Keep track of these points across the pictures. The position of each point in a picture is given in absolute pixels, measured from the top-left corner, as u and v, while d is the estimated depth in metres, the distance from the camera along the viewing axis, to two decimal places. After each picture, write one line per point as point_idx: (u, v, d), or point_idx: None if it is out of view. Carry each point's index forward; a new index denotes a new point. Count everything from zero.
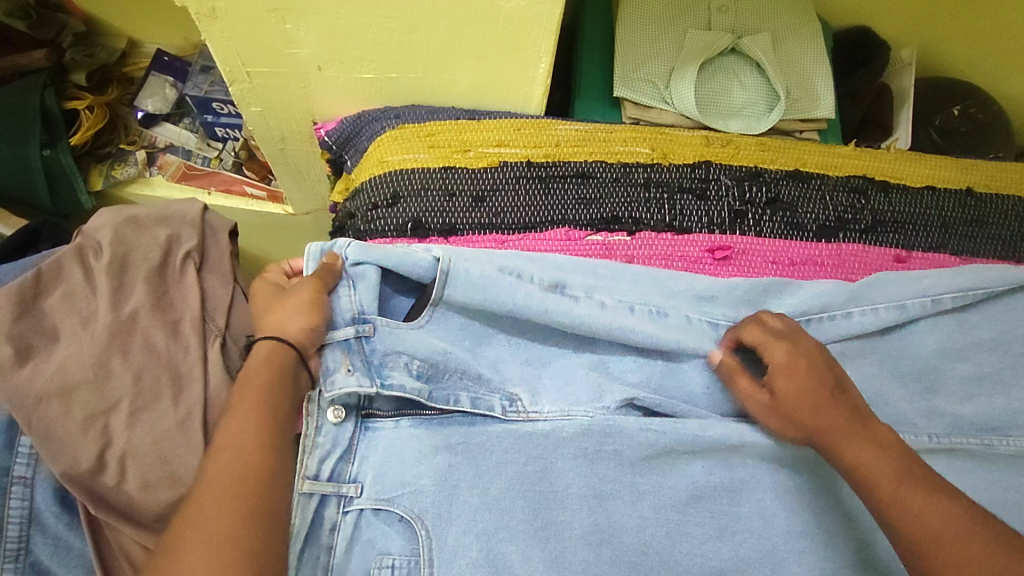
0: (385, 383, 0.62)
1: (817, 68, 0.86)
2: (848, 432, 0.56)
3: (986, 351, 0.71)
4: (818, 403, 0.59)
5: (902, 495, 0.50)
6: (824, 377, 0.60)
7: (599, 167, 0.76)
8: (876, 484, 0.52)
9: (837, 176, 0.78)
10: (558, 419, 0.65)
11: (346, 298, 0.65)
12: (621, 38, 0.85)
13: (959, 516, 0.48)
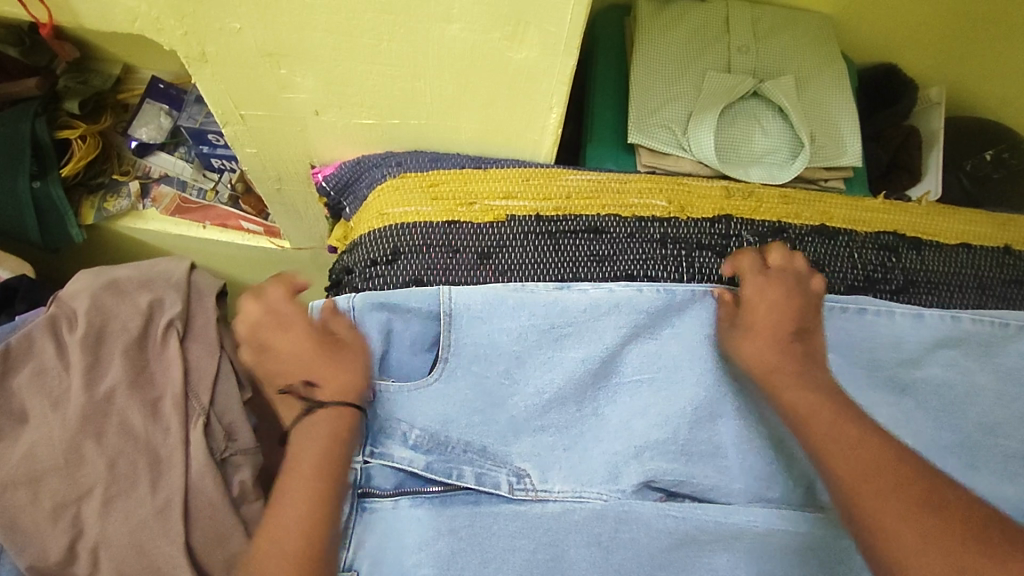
0: (377, 452, 0.60)
1: (842, 113, 0.82)
2: (794, 377, 0.60)
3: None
4: (779, 342, 0.62)
5: (841, 436, 0.56)
6: (789, 317, 0.63)
7: (612, 221, 0.71)
8: (817, 422, 0.57)
9: (866, 231, 0.74)
10: (569, 500, 0.61)
11: (345, 359, 0.61)
12: (637, 80, 0.81)
13: (886, 452, 0.54)
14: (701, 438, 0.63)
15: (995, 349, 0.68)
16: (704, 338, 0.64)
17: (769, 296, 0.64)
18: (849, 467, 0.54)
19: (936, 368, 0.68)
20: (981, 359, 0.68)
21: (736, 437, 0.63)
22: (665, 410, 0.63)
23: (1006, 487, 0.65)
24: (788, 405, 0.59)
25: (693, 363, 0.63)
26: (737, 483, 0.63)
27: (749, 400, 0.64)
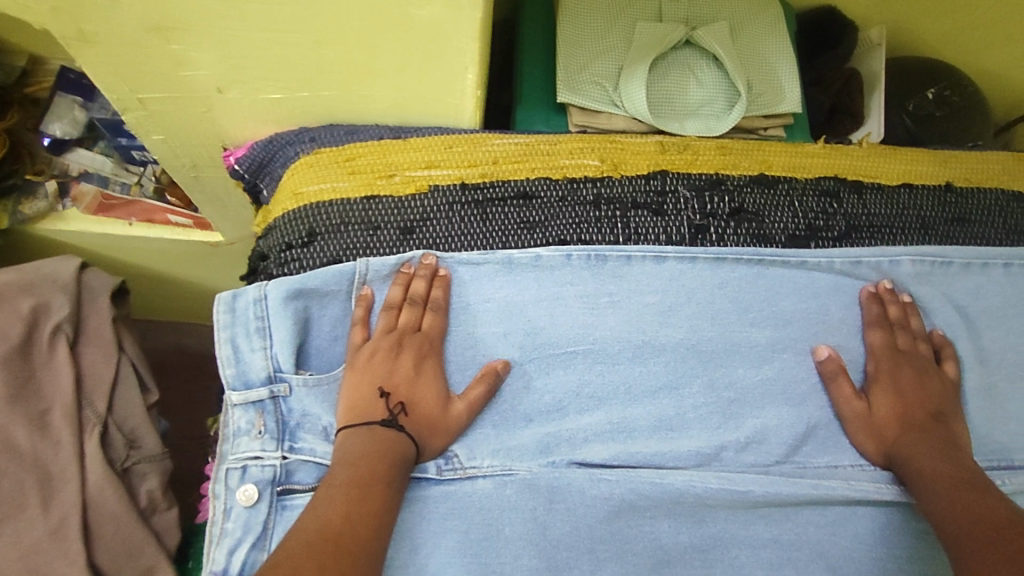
0: (295, 447, 0.55)
1: (780, 57, 0.79)
2: (921, 447, 0.57)
3: (979, 363, 0.64)
4: (893, 419, 0.60)
5: (959, 497, 0.52)
6: (923, 403, 0.60)
7: (542, 184, 0.68)
8: (943, 491, 0.54)
9: (805, 178, 0.71)
10: (499, 474, 0.56)
11: (259, 352, 0.56)
12: (564, 35, 0.76)
13: (974, 510, 0.51)
14: (641, 408, 0.59)
15: (940, 287, 0.66)
16: (640, 301, 0.64)
17: (898, 377, 0.61)
18: (957, 515, 0.51)
19: (898, 309, 0.64)
20: (930, 302, 0.66)
21: (681, 402, 0.60)
22: (600, 387, 0.60)
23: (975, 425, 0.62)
24: (914, 473, 0.56)
25: (623, 329, 0.62)
26: (684, 445, 0.58)
27: (695, 360, 0.61)
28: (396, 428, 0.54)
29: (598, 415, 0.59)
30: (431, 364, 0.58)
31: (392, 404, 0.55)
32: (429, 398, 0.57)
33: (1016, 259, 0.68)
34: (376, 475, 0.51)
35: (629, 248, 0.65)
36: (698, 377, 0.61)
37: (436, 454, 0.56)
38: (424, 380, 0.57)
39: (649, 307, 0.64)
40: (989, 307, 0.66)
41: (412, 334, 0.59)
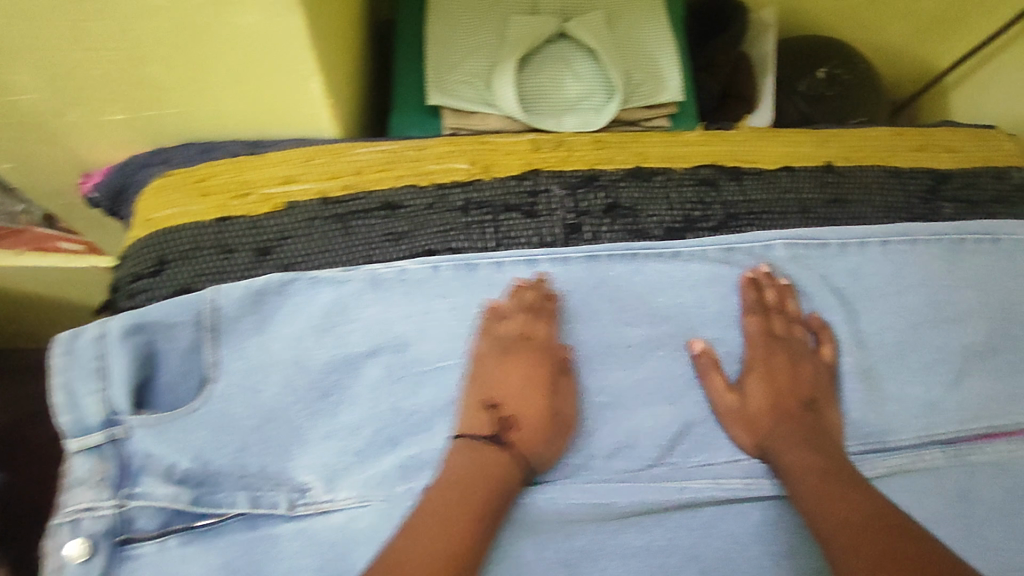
0: (135, 492, 0.52)
1: (660, 42, 0.76)
2: (796, 440, 0.57)
3: (855, 346, 0.63)
4: (766, 409, 0.59)
5: (833, 488, 0.52)
6: (795, 393, 0.60)
7: (408, 193, 0.65)
8: (814, 484, 0.53)
9: (682, 168, 0.69)
10: (356, 507, 0.53)
11: (92, 394, 0.52)
12: (434, 34, 0.73)
13: (851, 503, 0.50)
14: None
15: (822, 272, 0.65)
16: (513, 307, 0.61)
17: (770, 366, 0.61)
18: (828, 509, 0.50)
19: (782, 294, 0.64)
20: (814, 286, 0.65)
21: (548, 410, 0.58)
22: (469, 401, 0.58)
23: (856, 410, 0.60)
24: (789, 465, 0.55)
25: (492, 342, 0.60)
26: (554, 457, 0.56)
27: (568, 367, 0.60)
28: (502, 442, 0.55)
29: None
30: (541, 371, 0.59)
31: (479, 416, 0.56)
32: (525, 409, 0.56)
33: (893, 237, 0.67)
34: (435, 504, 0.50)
35: (498, 253, 0.63)
36: (567, 385, 0.59)
37: (548, 466, 0.56)
38: (524, 388, 0.57)
39: (522, 313, 0.61)
40: (868, 287, 0.65)
41: (536, 343, 0.59)
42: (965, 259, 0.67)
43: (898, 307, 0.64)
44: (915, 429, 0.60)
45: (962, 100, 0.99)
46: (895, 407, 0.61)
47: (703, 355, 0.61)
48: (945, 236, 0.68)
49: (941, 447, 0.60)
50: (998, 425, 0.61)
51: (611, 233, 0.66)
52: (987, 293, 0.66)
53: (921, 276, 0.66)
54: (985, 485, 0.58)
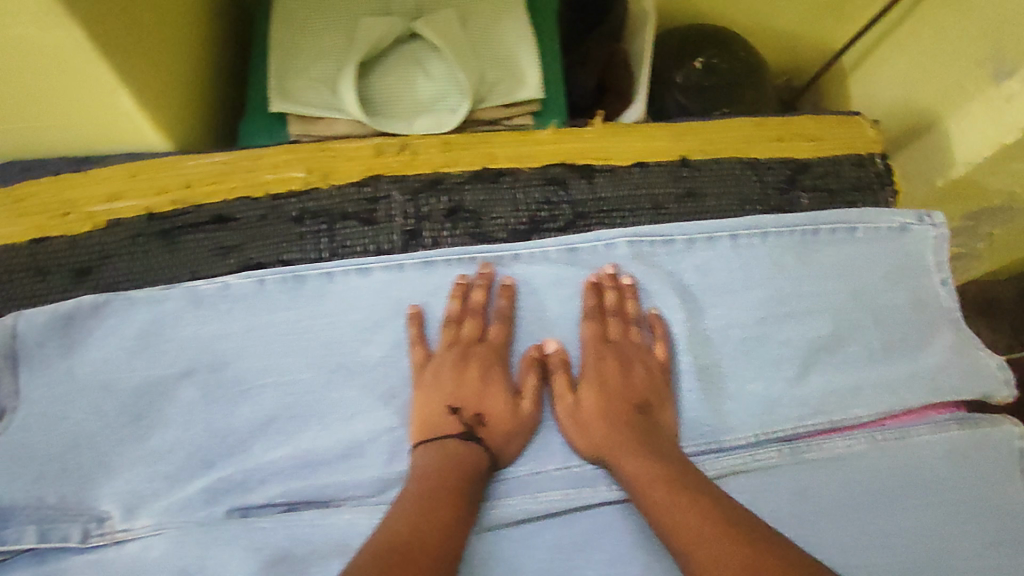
0: None
1: (521, 38, 0.73)
2: (630, 445, 0.54)
3: (704, 342, 0.63)
4: (594, 420, 0.57)
5: (675, 492, 0.49)
6: (626, 397, 0.58)
7: (240, 205, 0.63)
8: (653, 492, 0.50)
9: (531, 168, 0.67)
10: (150, 537, 0.52)
11: None
12: (276, 37, 0.69)
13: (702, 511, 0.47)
14: (327, 438, 0.56)
15: (668, 270, 0.65)
16: (343, 319, 0.60)
17: (595, 374, 0.59)
18: (675, 523, 0.47)
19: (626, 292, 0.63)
20: (659, 283, 0.64)
21: (372, 423, 0.57)
22: (289, 419, 0.57)
23: (688, 409, 0.61)
24: (628, 476, 0.53)
25: (315, 356, 0.58)
26: (371, 473, 0.56)
27: (397, 380, 0.59)
28: (473, 443, 0.55)
29: (285, 450, 0.56)
30: (497, 372, 0.58)
31: (468, 416, 0.56)
32: (498, 407, 0.57)
33: (743, 230, 0.66)
34: (449, 487, 0.51)
35: (329, 265, 0.61)
36: (395, 398, 0.58)
37: (512, 458, 0.57)
38: (491, 389, 0.57)
39: (353, 325, 0.60)
40: (714, 283, 0.65)
41: (476, 345, 0.59)
42: (818, 252, 0.67)
43: (745, 304, 0.64)
44: (751, 427, 0.61)
45: (858, 82, 0.97)
46: (735, 407, 0.62)
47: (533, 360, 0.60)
48: (799, 229, 0.67)
49: (776, 446, 0.61)
50: (836, 419, 0.62)
51: (454, 238, 0.64)
52: (837, 286, 0.66)
53: (772, 271, 0.66)
54: (823, 486, 0.59)
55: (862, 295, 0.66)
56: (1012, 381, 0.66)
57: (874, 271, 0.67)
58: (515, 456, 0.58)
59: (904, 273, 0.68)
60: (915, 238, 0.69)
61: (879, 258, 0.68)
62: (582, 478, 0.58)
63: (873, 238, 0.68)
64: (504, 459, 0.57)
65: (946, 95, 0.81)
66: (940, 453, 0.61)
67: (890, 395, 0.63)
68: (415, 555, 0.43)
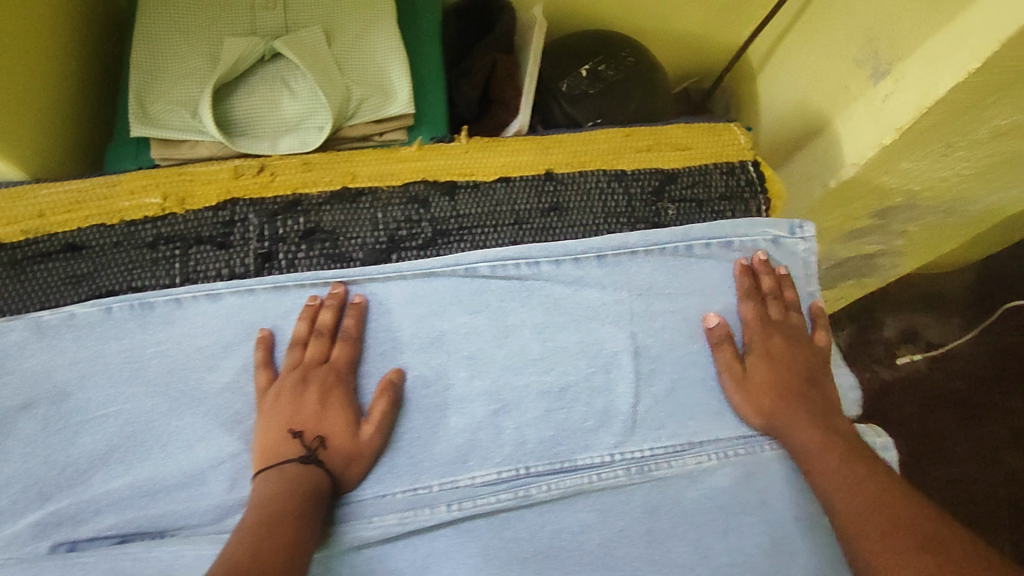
0: None
1: (392, 54, 0.72)
2: (809, 415, 0.59)
3: (578, 354, 0.61)
4: (768, 400, 0.60)
5: (845, 470, 0.54)
6: (801, 373, 0.61)
7: (93, 232, 0.63)
8: (824, 458, 0.56)
9: (391, 186, 0.66)
10: None
11: None
12: (138, 62, 0.69)
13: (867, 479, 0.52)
14: (168, 465, 0.57)
15: (530, 289, 0.63)
16: (191, 345, 0.60)
17: (775, 353, 0.62)
18: (856, 487, 0.52)
19: (483, 308, 0.62)
20: (521, 301, 0.62)
21: (215, 449, 0.57)
22: (129, 449, 0.57)
23: (533, 429, 0.59)
24: (799, 448, 0.57)
25: (158, 384, 0.59)
26: (208, 500, 0.56)
27: (243, 407, 0.59)
28: (313, 466, 0.54)
29: (123, 480, 0.56)
30: (338, 395, 0.58)
31: (308, 439, 0.56)
32: (340, 428, 0.57)
33: (609, 249, 0.64)
34: (285, 508, 0.50)
35: (178, 290, 0.61)
36: (239, 424, 0.58)
37: (356, 480, 0.57)
38: (331, 412, 0.57)
39: (201, 349, 0.60)
40: (567, 305, 0.63)
41: (316, 367, 0.58)
42: (688, 265, 0.65)
43: (607, 320, 0.63)
44: (606, 447, 0.60)
45: (765, 83, 0.95)
46: (591, 425, 0.60)
47: (390, 384, 0.59)
48: (668, 245, 0.65)
49: (627, 464, 0.60)
50: (695, 439, 0.61)
51: (311, 259, 0.64)
52: (705, 300, 0.65)
53: (638, 288, 0.64)
54: (673, 503, 0.59)
55: (732, 305, 0.65)
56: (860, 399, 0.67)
57: (746, 283, 0.65)
58: (360, 479, 0.57)
59: (779, 284, 0.66)
60: (786, 249, 0.68)
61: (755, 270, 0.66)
62: (422, 499, 0.57)
63: (745, 251, 0.67)
64: (347, 483, 0.56)
65: (832, 94, 0.80)
66: (796, 466, 0.61)
67: (752, 415, 0.62)
68: (244, 575, 0.43)
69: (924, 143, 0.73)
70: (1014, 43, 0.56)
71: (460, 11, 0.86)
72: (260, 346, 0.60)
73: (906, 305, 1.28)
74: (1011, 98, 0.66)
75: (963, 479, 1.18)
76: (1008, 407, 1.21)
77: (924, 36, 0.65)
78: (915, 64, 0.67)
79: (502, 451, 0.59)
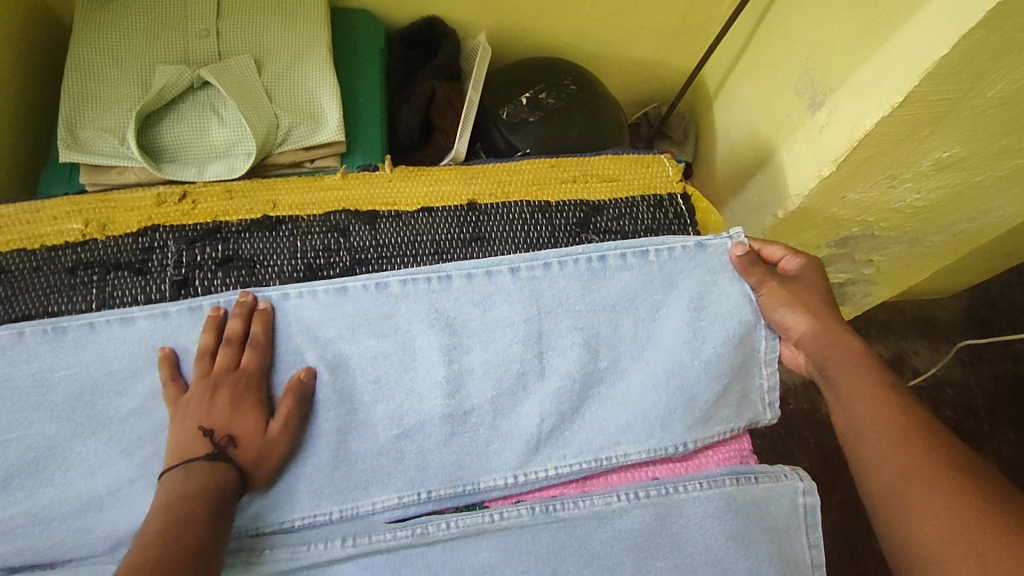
0: None
1: (323, 81, 0.73)
2: (835, 331, 0.60)
3: (486, 376, 0.60)
4: (808, 307, 0.61)
5: (865, 387, 0.56)
6: (823, 295, 0.62)
7: (14, 257, 0.63)
8: (842, 369, 0.58)
9: (312, 215, 0.66)
10: None
11: None
12: (73, 90, 0.70)
13: (883, 396, 0.56)
14: (65, 492, 0.57)
15: (443, 305, 0.62)
16: (98, 370, 0.59)
17: (805, 278, 0.63)
18: (871, 404, 0.55)
19: (394, 328, 0.61)
20: (430, 325, 0.62)
21: (113, 476, 0.57)
22: (30, 474, 0.57)
23: (436, 455, 0.59)
24: (827, 360, 0.59)
25: (62, 409, 0.58)
26: (102, 528, 0.56)
27: (145, 433, 0.58)
28: (221, 464, 0.53)
29: (22, 505, 0.56)
30: (251, 397, 0.56)
31: (219, 440, 0.54)
32: (251, 428, 0.55)
33: (522, 263, 0.63)
34: (191, 506, 0.49)
35: (92, 315, 0.61)
36: (141, 450, 0.57)
37: (264, 483, 0.56)
38: (243, 413, 0.55)
39: (109, 374, 0.59)
40: (466, 323, 0.62)
41: (226, 373, 0.57)
42: (604, 278, 0.64)
43: (518, 342, 0.61)
44: (509, 468, 0.59)
45: (720, 110, 0.93)
46: (496, 454, 0.59)
47: (303, 382, 0.58)
48: (582, 256, 0.64)
49: (531, 503, 0.58)
50: (602, 456, 0.60)
51: (228, 286, 0.64)
52: (626, 324, 0.63)
53: (550, 308, 0.62)
54: (581, 544, 0.57)
55: (653, 331, 0.63)
56: (775, 405, 0.64)
57: (664, 295, 0.64)
58: (268, 482, 0.56)
59: (701, 291, 0.64)
60: (714, 251, 0.65)
61: (680, 277, 0.64)
62: (320, 530, 0.57)
63: (667, 260, 0.65)
64: (262, 481, 0.55)
65: (776, 123, 0.78)
66: (710, 510, 0.59)
67: (662, 429, 0.61)
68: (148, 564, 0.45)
69: (866, 175, 0.71)
70: (935, 77, 0.56)
71: (405, 36, 0.86)
72: (168, 359, 0.59)
73: (893, 330, 1.22)
74: (947, 130, 0.64)
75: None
76: (999, 440, 1.15)
77: (854, 67, 0.64)
78: (851, 91, 0.65)
79: (405, 477, 0.58)
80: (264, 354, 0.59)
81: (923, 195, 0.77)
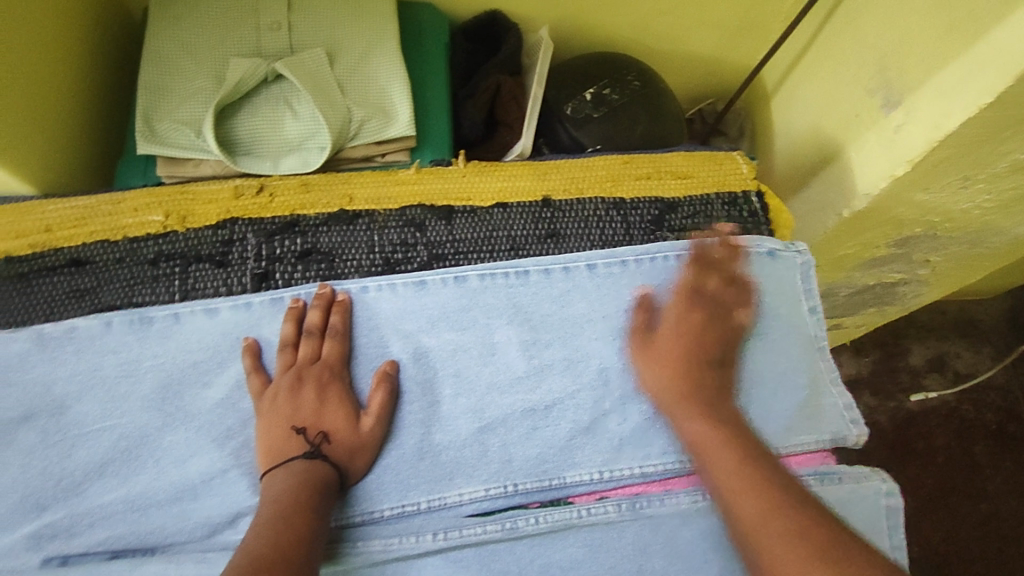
0: None
1: (393, 74, 0.73)
2: (705, 406, 0.57)
3: (568, 371, 0.61)
4: (670, 362, 0.59)
5: (743, 461, 0.53)
6: (701, 354, 0.60)
7: (97, 248, 0.63)
8: (710, 450, 0.55)
9: (388, 209, 0.66)
10: None
11: None
12: (149, 80, 0.70)
13: (760, 474, 0.52)
14: (158, 479, 0.58)
15: (522, 301, 0.63)
16: (185, 359, 0.60)
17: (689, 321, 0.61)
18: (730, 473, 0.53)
19: (476, 323, 0.62)
20: (514, 320, 0.62)
21: (205, 465, 0.58)
22: (124, 462, 0.58)
23: (520, 448, 0.59)
24: (694, 438, 0.56)
25: (153, 399, 0.59)
26: (195, 515, 0.57)
27: (234, 422, 0.59)
28: (318, 460, 0.54)
29: (117, 491, 0.57)
30: (335, 391, 0.57)
31: (311, 436, 0.55)
32: (340, 421, 0.56)
33: (600, 260, 0.64)
34: (298, 502, 0.50)
35: (178, 306, 0.61)
36: (230, 439, 0.58)
37: (362, 472, 0.57)
38: (331, 407, 0.57)
39: (196, 365, 0.60)
40: (546, 319, 0.62)
41: (310, 366, 0.58)
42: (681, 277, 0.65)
43: (599, 338, 0.62)
44: (594, 464, 0.60)
45: (781, 105, 0.92)
46: (578, 452, 0.60)
47: (389, 376, 0.59)
48: (659, 254, 0.65)
49: (617, 501, 0.59)
50: (683, 459, 0.60)
51: (308, 279, 0.64)
52: None
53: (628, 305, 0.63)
54: (664, 544, 0.58)
55: None
56: (858, 422, 0.64)
57: None
58: (365, 470, 0.57)
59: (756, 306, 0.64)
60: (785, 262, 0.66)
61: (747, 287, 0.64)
62: (409, 526, 0.57)
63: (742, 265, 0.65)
64: (352, 473, 0.56)
65: (844, 122, 0.78)
66: None
67: None
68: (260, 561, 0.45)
69: (941, 176, 0.70)
70: None
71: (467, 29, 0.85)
72: (251, 353, 0.60)
73: (941, 331, 1.21)
74: None
75: (998, 516, 1.10)
76: None
77: (934, 70, 0.64)
78: (928, 97, 0.65)
79: (488, 469, 0.59)
80: (343, 346, 0.60)
81: (994, 197, 0.76)
